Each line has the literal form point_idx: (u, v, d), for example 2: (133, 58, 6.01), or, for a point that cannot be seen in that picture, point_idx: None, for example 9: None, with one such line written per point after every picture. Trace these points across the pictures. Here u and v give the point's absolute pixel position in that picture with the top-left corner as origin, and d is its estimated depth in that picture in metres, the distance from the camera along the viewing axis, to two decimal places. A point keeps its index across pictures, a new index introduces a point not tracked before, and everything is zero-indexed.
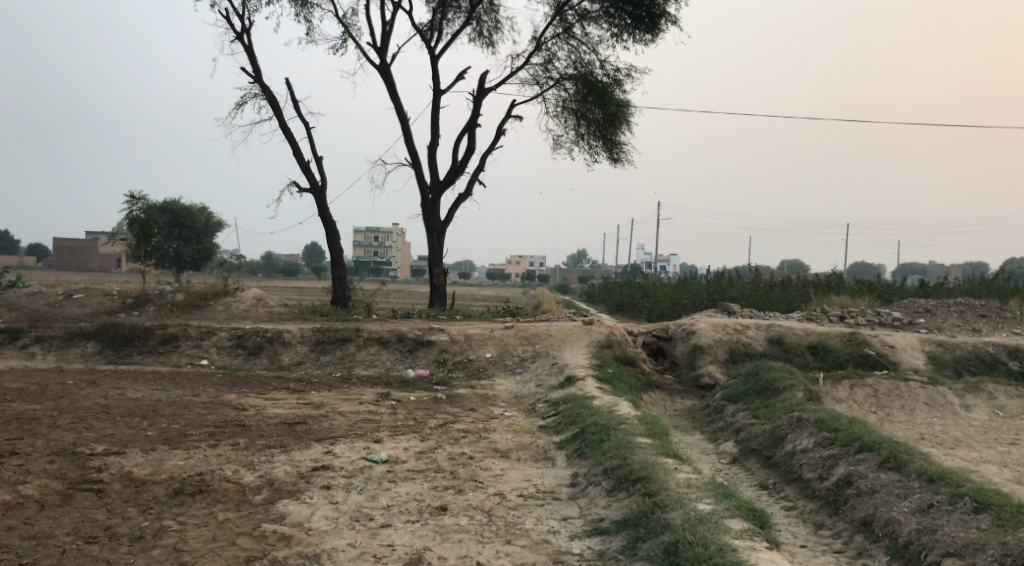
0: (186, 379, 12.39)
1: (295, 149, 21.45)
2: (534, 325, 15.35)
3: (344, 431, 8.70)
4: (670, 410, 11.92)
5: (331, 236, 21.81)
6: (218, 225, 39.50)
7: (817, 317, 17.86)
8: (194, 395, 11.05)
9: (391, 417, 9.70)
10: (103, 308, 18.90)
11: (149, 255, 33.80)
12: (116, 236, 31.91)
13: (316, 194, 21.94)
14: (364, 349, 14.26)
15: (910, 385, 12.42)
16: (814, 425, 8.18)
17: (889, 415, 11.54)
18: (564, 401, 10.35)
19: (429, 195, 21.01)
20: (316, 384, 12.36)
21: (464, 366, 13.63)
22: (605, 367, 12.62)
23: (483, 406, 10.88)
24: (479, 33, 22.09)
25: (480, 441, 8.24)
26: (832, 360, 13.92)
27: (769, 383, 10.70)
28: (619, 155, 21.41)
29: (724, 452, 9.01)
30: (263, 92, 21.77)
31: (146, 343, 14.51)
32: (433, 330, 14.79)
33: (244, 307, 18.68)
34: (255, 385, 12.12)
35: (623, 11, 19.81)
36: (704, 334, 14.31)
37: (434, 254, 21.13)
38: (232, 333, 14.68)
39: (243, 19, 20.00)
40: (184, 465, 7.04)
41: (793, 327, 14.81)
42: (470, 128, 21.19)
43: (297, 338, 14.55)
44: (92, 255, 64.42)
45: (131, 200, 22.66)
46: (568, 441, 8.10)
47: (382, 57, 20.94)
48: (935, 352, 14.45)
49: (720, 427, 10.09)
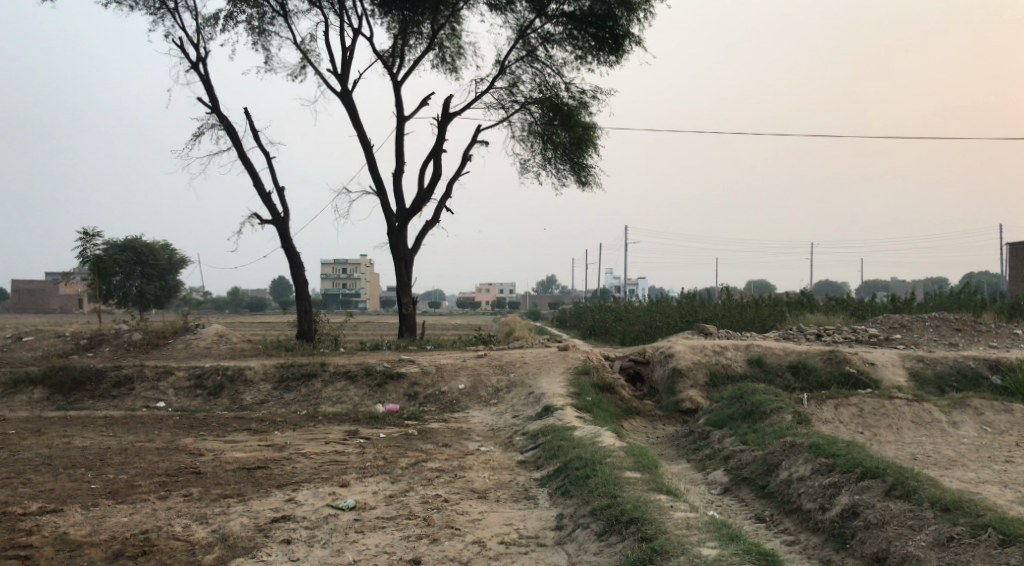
0: (139, 424, 11.59)
1: (255, 179, 20.86)
2: (508, 353, 14.81)
3: (308, 476, 8.05)
4: (653, 438, 11.42)
5: (296, 268, 21.15)
6: (181, 262, 38.37)
7: (794, 335, 17.57)
8: (147, 441, 10.28)
9: (359, 457, 9.06)
10: (55, 350, 17.95)
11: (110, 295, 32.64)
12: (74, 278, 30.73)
13: (279, 225, 21.28)
14: (331, 385, 13.56)
15: (895, 403, 12.08)
16: (808, 451, 7.74)
17: (876, 435, 11.17)
18: (543, 433, 9.79)
19: (395, 223, 20.49)
20: (279, 424, 11.65)
21: (436, 400, 13.03)
22: (583, 395, 12.10)
23: (457, 442, 10.28)
24: (442, 59, 21.79)
25: (455, 482, 7.64)
26: (814, 380, 13.58)
27: (755, 406, 10.27)
28: (587, 178, 21.09)
29: (714, 482, 8.52)
30: (221, 122, 21.20)
31: (98, 386, 13.65)
32: (403, 362, 14.17)
33: (204, 344, 17.87)
34: (214, 428, 11.39)
35: (586, 33, 19.63)
36: (683, 358, 13.88)
37: (402, 283, 20.54)
38: (191, 373, 13.91)
39: (198, 48, 19.50)
40: (128, 522, 6.34)
41: (773, 347, 14.45)
42: (435, 155, 20.79)
43: (259, 376, 13.83)
44: (51, 295, 62.39)
45: (88, 241, 21.79)
46: (550, 478, 7.55)
47: (343, 84, 20.52)
48: (916, 368, 14.18)
49: (708, 455, 9.62)
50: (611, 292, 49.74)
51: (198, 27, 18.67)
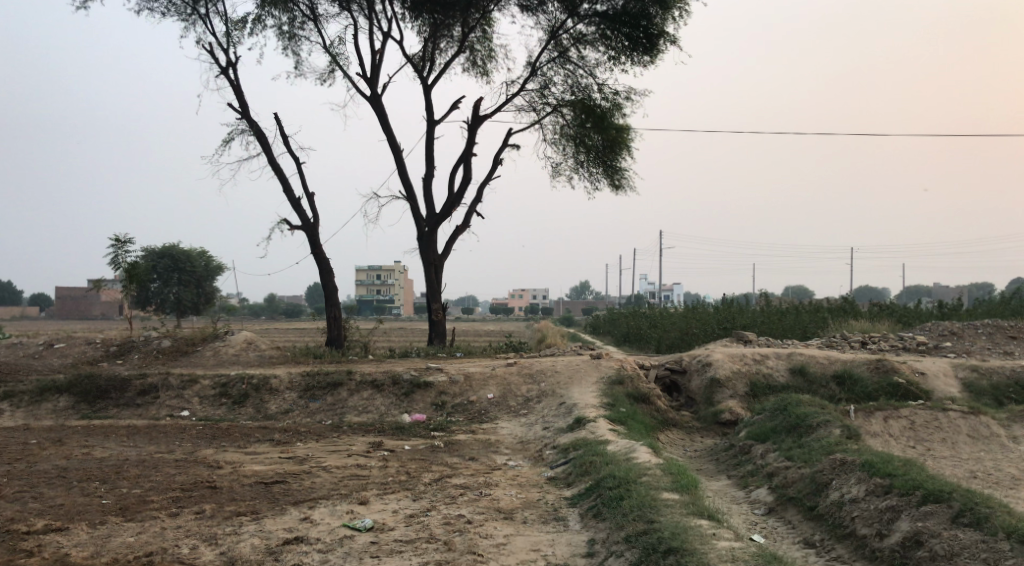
0: (162, 434, 11.35)
1: (285, 185, 20.78)
2: (539, 361, 14.33)
3: (326, 492, 7.66)
4: (690, 451, 10.86)
5: (325, 274, 20.93)
6: (218, 267, 38.38)
7: (838, 343, 16.82)
8: (167, 452, 10.02)
9: (382, 472, 8.66)
10: (85, 357, 17.94)
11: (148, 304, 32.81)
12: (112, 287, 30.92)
13: (309, 231, 21.11)
14: (357, 394, 13.20)
15: (949, 415, 11.35)
16: (861, 469, 7.16)
17: (930, 450, 10.48)
18: (574, 447, 9.30)
19: (425, 228, 20.17)
20: (302, 434, 11.33)
21: (464, 410, 12.62)
22: (617, 407, 11.58)
23: (485, 455, 9.85)
24: (473, 63, 21.45)
25: (480, 500, 7.18)
26: (861, 391, 12.88)
27: (800, 420, 9.67)
28: (620, 182, 20.55)
29: (758, 501, 7.96)
30: (251, 127, 21.15)
31: (123, 395, 13.49)
32: (431, 370, 13.78)
33: (233, 351, 17.69)
34: (237, 438, 11.11)
35: (619, 33, 19.13)
36: (721, 366, 13.28)
37: (432, 289, 20.22)
38: (216, 381, 13.67)
39: (228, 53, 19.43)
40: (133, 543, 6.00)
41: (816, 356, 13.76)
42: (465, 159, 20.46)
43: (284, 385, 13.53)
44: (94, 302, 63.42)
45: (120, 249, 21.80)
46: (581, 497, 7.08)
47: (373, 88, 20.28)
48: (970, 378, 13.39)
49: (750, 471, 9.04)
50: (646, 298, 48.90)
51: (228, 32, 18.59)
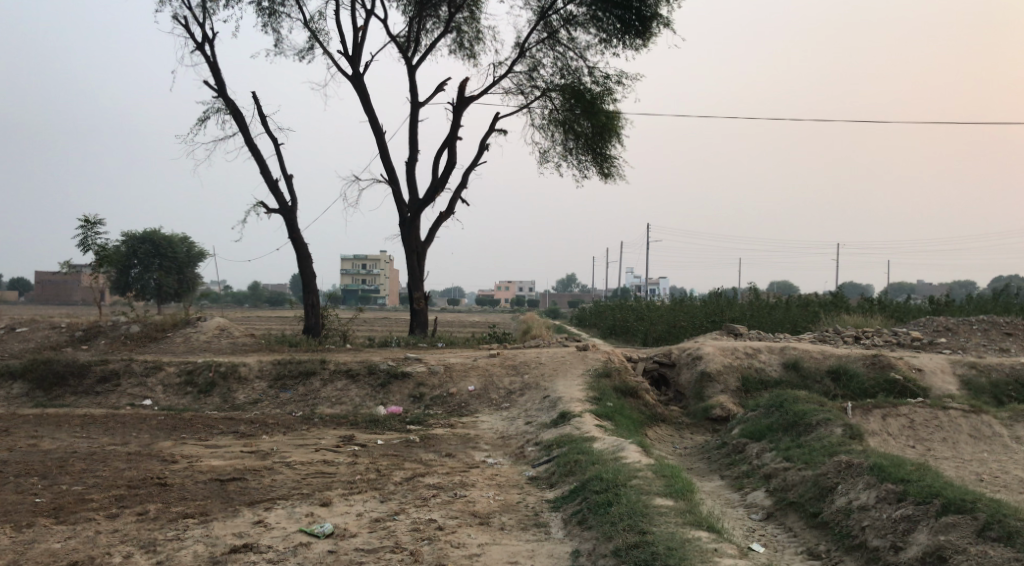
0: (119, 423, 10.63)
1: (263, 166, 20.04)
2: (522, 352, 13.70)
3: (286, 492, 6.98)
4: (680, 449, 10.28)
5: (303, 261, 20.19)
6: (200, 254, 37.37)
7: (830, 338, 16.29)
8: (121, 444, 9.29)
9: (350, 469, 7.98)
10: (49, 342, 17.12)
11: (128, 290, 31.85)
12: (91, 272, 29.88)
13: (287, 215, 20.36)
14: (330, 385, 12.52)
15: (950, 414, 10.81)
16: (869, 473, 6.58)
17: (930, 450, 9.93)
18: (558, 444, 8.68)
19: (407, 214, 19.47)
20: (269, 427, 10.64)
21: (443, 402, 11.97)
22: (604, 401, 10.96)
23: (463, 451, 9.22)
24: (459, 44, 20.72)
25: (454, 503, 6.55)
26: (856, 387, 12.32)
27: (799, 417, 9.08)
28: (609, 170, 19.91)
29: (755, 505, 7.37)
30: (227, 106, 20.35)
31: (82, 382, 12.73)
32: (409, 361, 13.12)
33: (205, 338, 16.92)
34: (199, 429, 10.42)
35: (612, 14, 18.44)
36: (712, 360, 12.70)
37: (414, 277, 19.52)
38: (181, 369, 12.95)
39: (205, 28, 18.61)
40: (59, 551, 5.34)
41: (810, 350, 13.19)
42: (450, 142, 19.77)
43: (254, 373, 12.82)
44: (74, 288, 62.19)
45: (89, 228, 20.79)
46: (565, 500, 6.47)
47: (355, 67, 19.53)
48: (968, 376, 12.88)
49: (746, 473, 8.45)
50: (632, 291, 48.44)
51: (203, 4, 17.75)
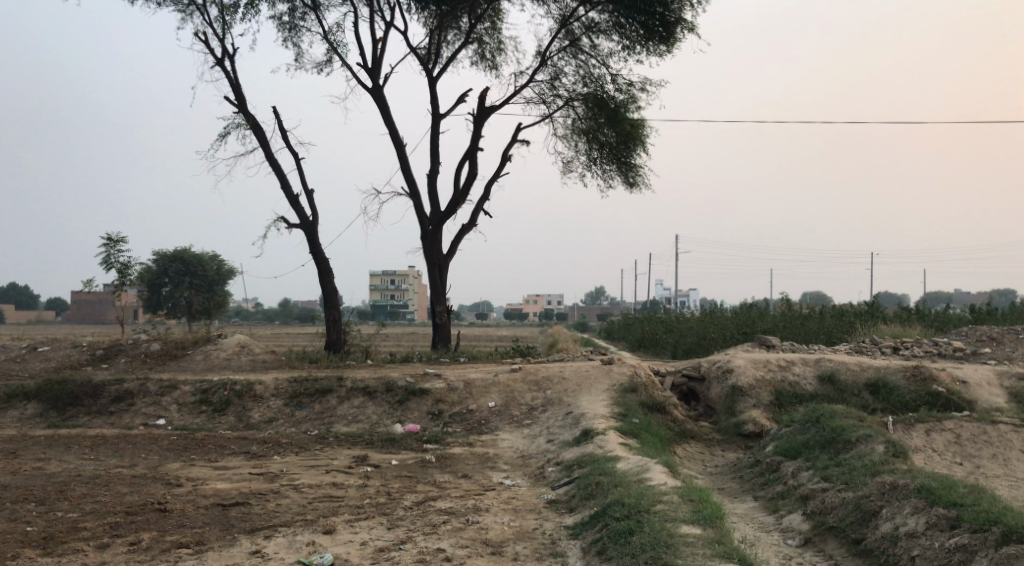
0: (130, 445, 10.37)
1: (283, 182, 19.92)
2: (545, 367, 13.22)
3: (289, 518, 6.61)
4: (710, 468, 9.73)
5: (325, 276, 19.97)
6: (229, 272, 37.52)
7: (867, 349, 15.59)
8: (128, 466, 9.00)
9: (359, 493, 7.57)
10: (69, 361, 17.01)
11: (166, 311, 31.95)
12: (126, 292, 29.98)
13: (307, 230, 20.18)
14: (347, 402, 12.18)
15: (999, 429, 10.10)
16: (917, 496, 6.04)
17: (980, 468, 9.24)
18: (580, 464, 8.21)
19: (429, 227, 19.16)
20: (282, 447, 10.29)
21: (462, 420, 11.55)
22: (630, 417, 10.45)
23: (480, 472, 8.77)
24: (481, 56, 20.46)
25: (466, 530, 6.12)
26: (897, 400, 11.64)
27: (836, 434, 8.50)
28: (635, 179, 19.42)
29: (791, 530, 6.82)
30: (248, 121, 20.29)
31: (96, 402, 12.53)
32: (428, 377, 12.71)
33: (224, 355, 16.66)
34: (211, 450, 10.11)
35: (634, 21, 18.03)
36: (744, 374, 12.12)
37: (436, 290, 19.17)
38: (197, 388, 12.68)
39: (225, 42, 18.53)
40: None
41: (847, 362, 12.54)
42: (470, 154, 19.47)
43: (270, 391, 12.51)
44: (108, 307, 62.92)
45: (112, 246, 20.76)
46: (585, 526, 6.01)
47: (375, 80, 19.35)
48: (1017, 388, 12.12)
49: (781, 494, 7.89)
50: (661, 304, 47.59)
51: (223, 19, 17.69)
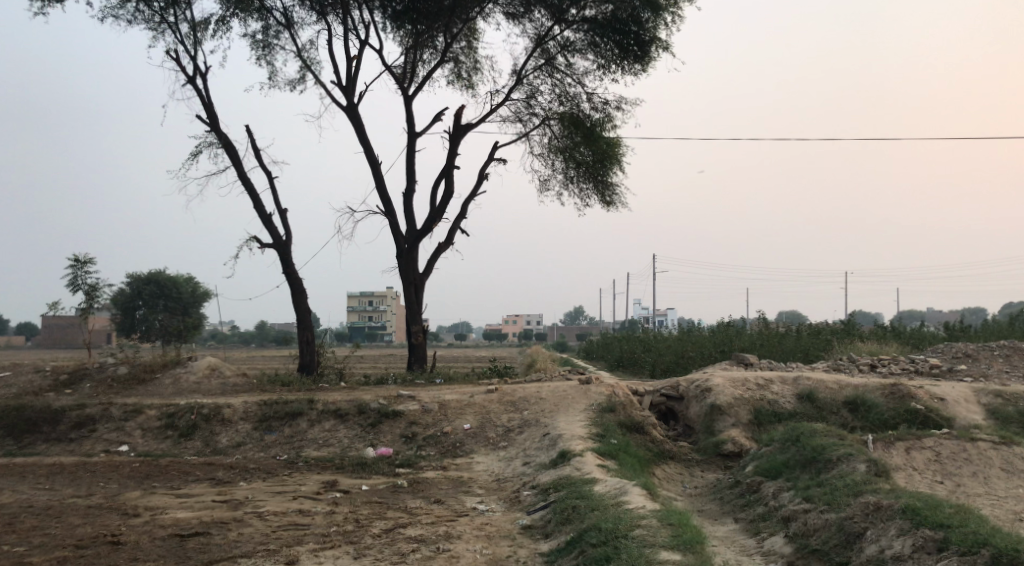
0: (89, 472, 9.96)
1: (256, 201, 19.62)
2: (522, 387, 12.97)
3: (250, 548, 6.30)
4: (689, 489, 9.52)
5: (298, 296, 19.61)
6: (203, 294, 36.95)
7: (845, 366, 15.52)
8: (85, 495, 8.61)
9: (326, 521, 7.27)
10: (31, 387, 16.47)
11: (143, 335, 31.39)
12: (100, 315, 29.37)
13: (280, 250, 19.83)
14: (318, 426, 11.84)
15: (979, 447, 9.98)
16: (902, 518, 5.87)
17: (960, 486, 9.11)
18: (556, 487, 7.96)
19: (404, 245, 18.91)
20: (249, 473, 9.94)
21: (437, 442, 11.25)
22: (608, 438, 10.23)
23: (453, 497, 8.49)
24: (457, 75, 20.37)
25: (436, 559, 5.85)
26: (875, 418, 11.51)
27: (818, 453, 8.33)
28: (612, 198, 19.35)
29: (773, 553, 6.62)
30: (220, 139, 20.01)
31: (56, 428, 12.08)
32: (401, 399, 12.41)
33: (194, 379, 16.21)
34: (174, 477, 9.73)
35: (610, 40, 18.03)
36: (723, 392, 11.96)
37: (411, 310, 18.88)
38: (162, 412, 12.27)
39: (197, 59, 18.28)
40: None
41: (825, 380, 12.42)
42: (446, 173, 19.31)
43: (238, 415, 12.13)
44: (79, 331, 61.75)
45: (79, 267, 20.25)
46: (560, 554, 5.77)
47: (349, 98, 19.18)
48: (994, 405, 12.05)
49: (762, 515, 7.69)
50: (639, 323, 47.53)
51: (195, 36, 17.44)
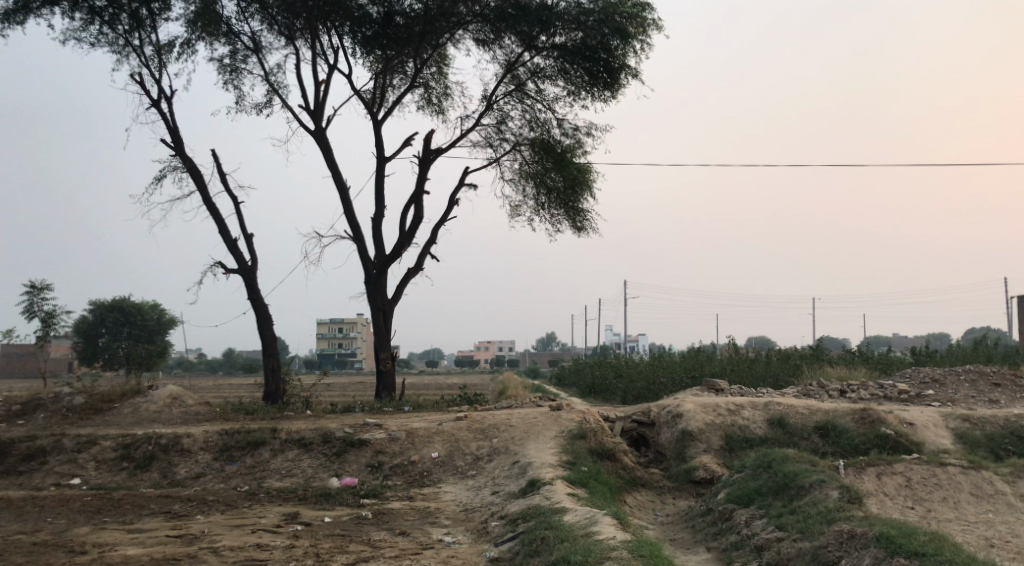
0: (38, 507, 9.52)
1: (221, 226, 19.27)
2: (492, 414, 12.74)
3: None
4: (661, 517, 9.35)
5: (264, 322, 19.22)
6: (169, 321, 36.20)
7: (814, 392, 15.52)
8: (31, 532, 8.21)
9: (285, 555, 6.97)
10: None
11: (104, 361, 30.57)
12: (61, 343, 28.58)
13: (246, 275, 19.46)
14: (281, 455, 11.49)
15: (949, 472, 9.96)
16: (876, 546, 5.77)
17: (931, 512, 9.06)
18: (525, 518, 7.75)
19: (373, 270, 18.68)
20: (207, 506, 9.57)
21: (403, 472, 10.97)
22: (578, 465, 10.04)
23: (419, 529, 8.23)
24: (427, 100, 20.32)
25: None
26: (846, 443, 11.47)
27: (789, 480, 8.23)
28: (583, 224, 19.34)
29: None
30: (185, 164, 19.68)
31: (4, 461, 11.57)
32: (368, 427, 12.11)
33: (153, 408, 15.72)
34: (127, 511, 9.34)
35: (579, 67, 18.12)
36: (694, 418, 11.84)
37: (380, 337, 18.59)
38: (117, 443, 11.83)
39: (161, 83, 18.00)
40: None
41: (795, 406, 12.37)
42: (416, 198, 19.18)
43: (197, 445, 11.74)
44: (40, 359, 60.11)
45: (35, 292, 19.66)
46: None
47: (317, 122, 19.00)
48: (962, 430, 12.09)
49: (734, 544, 7.55)
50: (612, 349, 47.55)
51: (160, 59, 17.18)
